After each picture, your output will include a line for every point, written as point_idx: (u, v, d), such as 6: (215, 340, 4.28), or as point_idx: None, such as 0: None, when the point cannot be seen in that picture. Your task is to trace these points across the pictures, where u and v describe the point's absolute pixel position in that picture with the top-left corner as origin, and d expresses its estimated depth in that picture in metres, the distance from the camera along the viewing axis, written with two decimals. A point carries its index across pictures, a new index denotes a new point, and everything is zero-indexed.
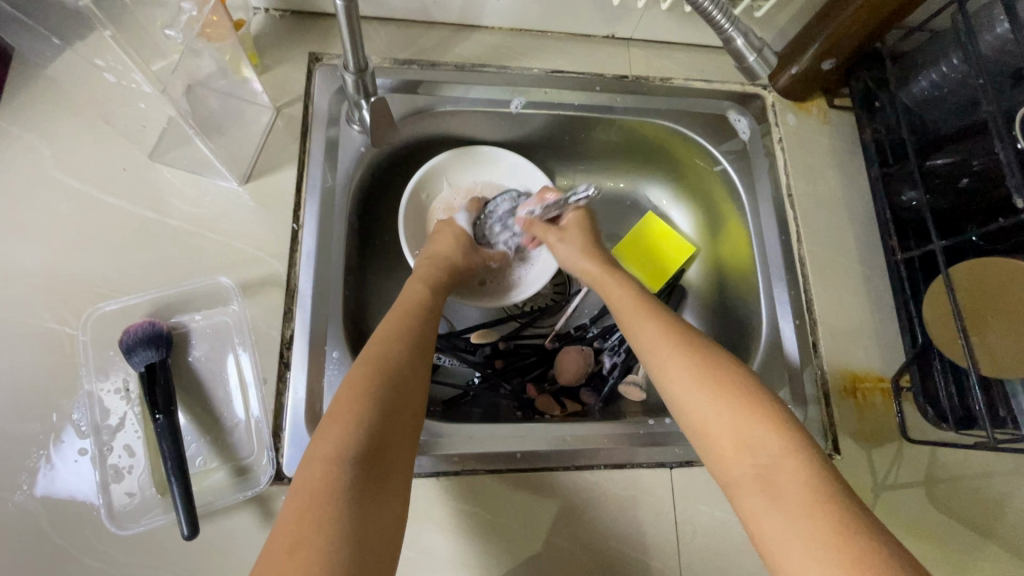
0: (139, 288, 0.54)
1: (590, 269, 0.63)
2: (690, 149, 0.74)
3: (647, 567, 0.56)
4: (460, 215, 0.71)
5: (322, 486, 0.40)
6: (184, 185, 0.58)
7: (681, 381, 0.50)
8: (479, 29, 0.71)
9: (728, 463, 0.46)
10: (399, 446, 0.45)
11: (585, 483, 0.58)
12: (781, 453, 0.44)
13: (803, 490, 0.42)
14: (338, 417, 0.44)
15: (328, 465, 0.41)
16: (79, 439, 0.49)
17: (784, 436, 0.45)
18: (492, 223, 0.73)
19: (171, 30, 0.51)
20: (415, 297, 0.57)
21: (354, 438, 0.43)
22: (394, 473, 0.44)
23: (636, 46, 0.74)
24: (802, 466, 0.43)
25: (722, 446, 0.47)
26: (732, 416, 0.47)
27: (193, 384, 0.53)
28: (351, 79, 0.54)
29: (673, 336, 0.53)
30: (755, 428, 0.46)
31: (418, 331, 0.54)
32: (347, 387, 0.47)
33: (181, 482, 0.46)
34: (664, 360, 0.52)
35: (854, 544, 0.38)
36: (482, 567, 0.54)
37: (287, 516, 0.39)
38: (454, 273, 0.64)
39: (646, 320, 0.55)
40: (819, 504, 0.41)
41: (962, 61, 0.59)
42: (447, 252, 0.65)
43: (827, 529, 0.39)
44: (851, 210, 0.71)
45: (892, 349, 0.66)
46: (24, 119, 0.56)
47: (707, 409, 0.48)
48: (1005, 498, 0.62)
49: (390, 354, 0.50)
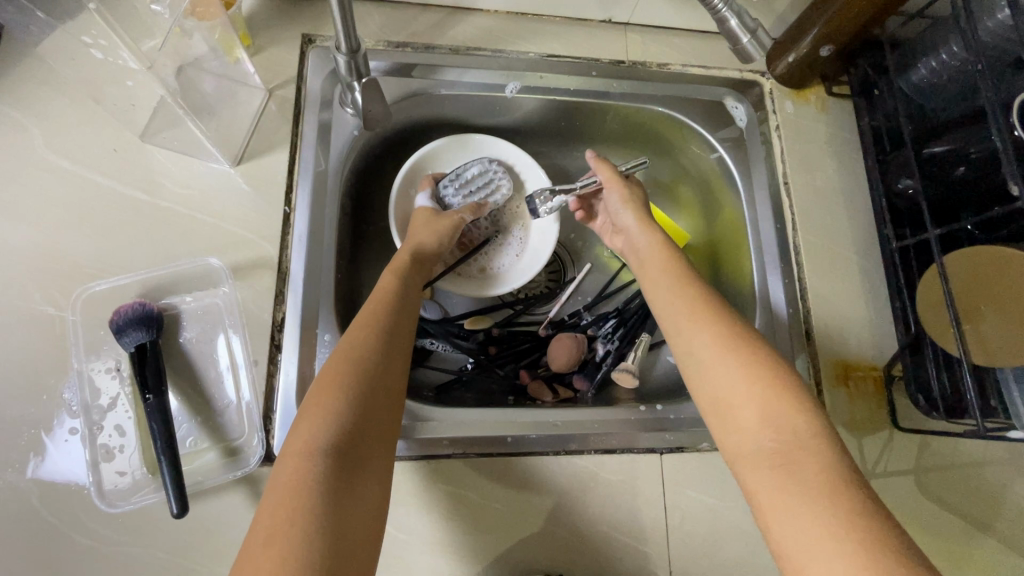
0: (130, 268, 0.54)
1: (640, 236, 0.64)
2: (686, 135, 0.74)
3: (636, 552, 0.56)
4: (420, 195, 0.69)
5: (297, 479, 0.40)
6: (173, 166, 0.58)
7: (712, 361, 0.51)
8: (475, 12, 0.70)
9: (747, 439, 0.46)
10: (374, 436, 0.45)
11: (575, 467, 0.58)
12: (810, 435, 0.44)
13: (821, 476, 0.41)
14: (311, 412, 0.44)
15: (303, 457, 0.41)
16: (70, 418, 0.50)
17: (811, 416, 0.45)
18: (456, 185, 0.70)
19: (157, 6, 0.51)
20: (383, 283, 0.56)
21: (330, 428, 0.43)
22: (372, 460, 0.44)
23: (634, 31, 0.73)
24: (828, 454, 0.43)
25: (744, 424, 0.47)
26: (765, 396, 0.47)
27: (184, 365, 0.53)
28: (343, 60, 0.53)
29: (703, 313, 0.54)
30: (785, 410, 0.46)
31: (391, 319, 0.53)
32: (321, 381, 0.46)
33: (171, 462, 0.46)
34: (692, 340, 0.53)
35: (867, 527, 0.38)
36: (470, 548, 0.54)
37: (265, 509, 0.39)
38: (429, 263, 0.62)
39: (687, 292, 0.56)
40: (835, 490, 0.40)
41: (961, 49, 0.58)
42: (425, 239, 0.63)
43: (849, 512, 0.39)
44: (847, 199, 0.70)
45: (885, 339, 0.65)
46: (12, 99, 0.56)
47: (737, 387, 0.48)
48: (994, 486, 0.62)
49: (364, 342, 0.50)
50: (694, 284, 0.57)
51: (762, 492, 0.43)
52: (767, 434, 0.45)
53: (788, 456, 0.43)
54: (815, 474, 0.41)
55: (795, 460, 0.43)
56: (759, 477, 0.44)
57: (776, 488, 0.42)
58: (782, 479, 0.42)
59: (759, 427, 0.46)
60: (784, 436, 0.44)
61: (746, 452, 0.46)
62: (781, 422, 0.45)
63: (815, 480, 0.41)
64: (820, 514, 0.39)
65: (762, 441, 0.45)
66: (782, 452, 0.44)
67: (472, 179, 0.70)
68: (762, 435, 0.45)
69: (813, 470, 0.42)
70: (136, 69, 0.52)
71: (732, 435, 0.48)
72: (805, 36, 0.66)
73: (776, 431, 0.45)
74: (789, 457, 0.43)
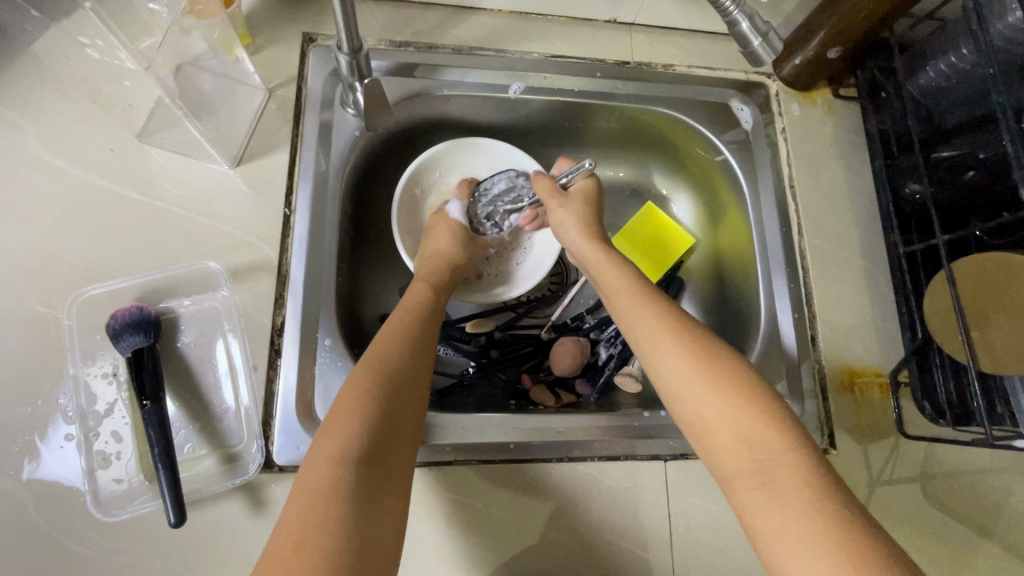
0: (127, 272, 0.53)
1: (585, 249, 0.63)
2: (692, 138, 0.73)
3: (640, 560, 0.56)
4: (454, 204, 0.69)
5: (325, 488, 0.40)
6: (171, 167, 0.57)
7: (679, 373, 0.49)
8: (478, 11, 0.69)
9: (724, 458, 0.45)
10: (400, 445, 0.45)
11: (578, 474, 0.57)
12: (785, 449, 0.43)
13: (803, 491, 0.41)
14: (340, 417, 0.44)
15: (333, 465, 0.41)
16: (65, 425, 0.49)
17: (784, 430, 0.44)
18: (485, 203, 0.71)
19: (154, 5, 0.49)
20: (419, 296, 0.58)
21: (360, 435, 0.43)
22: (398, 469, 0.44)
23: (639, 31, 0.72)
24: (806, 467, 0.42)
25: (719, 442, 0.46)
26: (737, 413, 0.46)
27: (182, 370, 0.52)
28: (345, 60, 0.52)
29: (662, 328, 0.53)
30: (757, 423, 0.45)
31: (418, 329, 0.54)
32: (349, 386, 0.47)
33: (168, 470, 0.46)
34: (658, 357, 0.51)
35: (854, 541, 0.38)
36: (471, 558, 0.53)
37: (291, 514, 0.39)
38: (457, 273, 0.65)
39: (642, 309, 0.55)
40: (822, 505, 0.40)
41: (971, 51, 0.57)
42: (449, 250, 0.65)
43: (833, 523, 0.39)
44: (854, 203, 0.69)
45: (892, 344, 0.65)
46: (8, 98, 0.55)
47: (705, 405, 0.47)
48: (1000, 495, 0.61)
49: (392, 352, 0.50)
50: (655, 295, 0.56)
51: (749, 507, 0.43)
52: (745, 454, 0.44)
53: (765, 466, 0.43)
54: (796, 491, 0.41)
55: (774, 478, 0.42)
56: (743, 497, 0.43)
57: (760, 509, 0.42)
58: (761, 492, 0.42)
59: (732, 444, 0.45)
60: (759, 454, 0.44)
61: (723, 465, 0.45)
62: (754, 440, 0.44)
63: (797, 493, 0.41)
64: (803, 525, 0.39)
65: (740, 463, 0.44)
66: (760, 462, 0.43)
67: (498, 195, 0.71)
68: (740, 455, 0.44)
69: (791, 484, 0.41)
70: (133, 69, 0.51)
71: (709, 452, 0.47)
72: (811, 38, 0.65)
73: (751, 450, 0.44)
74: (769, 471, 0.42)
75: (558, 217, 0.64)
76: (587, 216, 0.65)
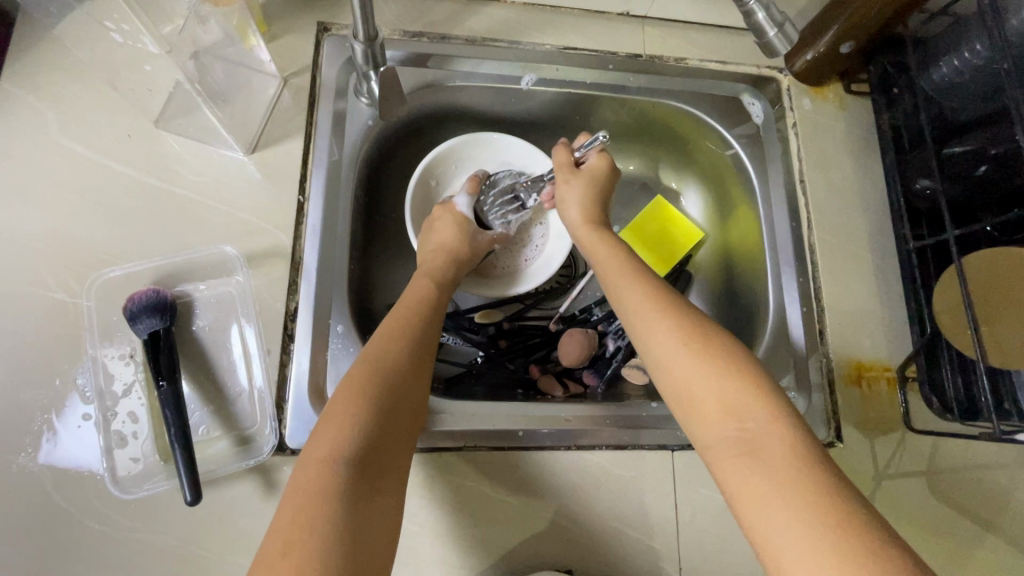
0: (144, 255, 0.54)
1: (579, 224, 0.63)
2: (702, 131, 0.74)
3: (647, 549, 0.56)
4: (460, 196, 0.69)
5: (315, 487, 0.40)
6: (187, 153, 0.57)
7: (669, 351, 0.50)
8: (492, 3, 0.69)
9: (711, 427, 0.45)
10: (394, 444, 0.46)
11: (585, 463, 0.58)
12: (772, 419, 0.44)
13: (788, 459, 0.41)
14: (334, 418, 0.44)
15: (323, 465, 0.41)
16: (83, 405, 0.50)
17: (772, 402, 0.45)
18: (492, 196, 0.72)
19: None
20: (422, 292, 0.59)
21: (353, 436, 0.43)
22: (392, 470, 0.44)
23: (651, 25, 0.72)
24: (792, 437, 0.43)
25: (707, 412, 0.46)
26: (724, 384, 0.46)
27: (197, 354, 0.53)
28: (360, 48, 0.52)
29: (655, 303, 0.53)
30: (744, 396, 0.45)
31: (414, 325, 0.54)
32: (344, 386, 0.47)
33: (184, 450, 0.46)
34: (651, 332, 0.52)
35: (838, 505, 0.38)
36: (479, 543, 0.54)
37: (283, 514, 0.40)
38: (462, 267, 0.65)
39: (637, 286, 0.55)
40: (810, 475, 0.40)
41: (985, 48, 0.57)
42: (453, 245, 0.65)
43: (820, 493, 0.39)
44: (865, 198, 0.69)
45: (900, 340, 0.65)
46: (28, 82, 0.56)
47: (694, 378, 0.47)
48: (1006, 491, 0.61)
49: (389, 351, 0.50)
50: (648, 282, 0.55)
51: (730, 477, 0.43)
52: (732, 424, 0.45)
53: (753, 445, 0.43)
54: (781, 458, 0.41)
55: (760, 447, 0.42)
56: (726, 467, 0.43)
57: (743, 475, 0.42)
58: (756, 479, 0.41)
59: (722, 422, 0.45)
60: (745, 424, 0.44)
61: (712, 438, 0.45)
62: (742, 409, 0.45)
63: (781, 463, 0.41)
64: (791, 497, 0.39)
65: (726, 431, 0.44)
66: (748, 449, 0.43)
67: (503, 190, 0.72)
68: (726, 425, 0.45)
69: (779, 453, 0.42)
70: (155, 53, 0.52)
71: (694, 423, 0.47)
72: (824, 33, 0.65)
73: (740, 420, 0.44)
74: (756, 446, 0.43)
75: (564, 192, 0.65)
76: (595, 195, 0.64)
